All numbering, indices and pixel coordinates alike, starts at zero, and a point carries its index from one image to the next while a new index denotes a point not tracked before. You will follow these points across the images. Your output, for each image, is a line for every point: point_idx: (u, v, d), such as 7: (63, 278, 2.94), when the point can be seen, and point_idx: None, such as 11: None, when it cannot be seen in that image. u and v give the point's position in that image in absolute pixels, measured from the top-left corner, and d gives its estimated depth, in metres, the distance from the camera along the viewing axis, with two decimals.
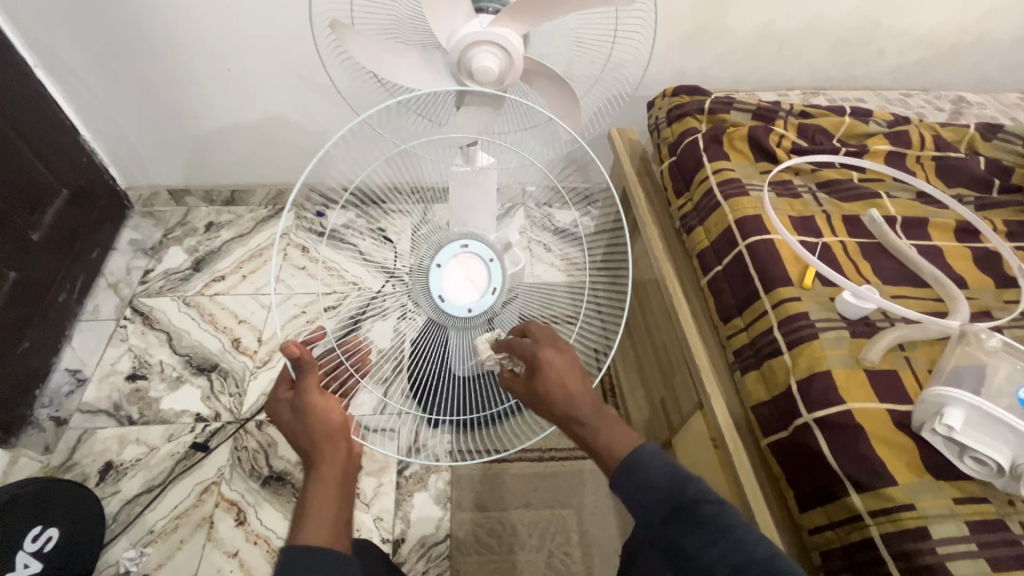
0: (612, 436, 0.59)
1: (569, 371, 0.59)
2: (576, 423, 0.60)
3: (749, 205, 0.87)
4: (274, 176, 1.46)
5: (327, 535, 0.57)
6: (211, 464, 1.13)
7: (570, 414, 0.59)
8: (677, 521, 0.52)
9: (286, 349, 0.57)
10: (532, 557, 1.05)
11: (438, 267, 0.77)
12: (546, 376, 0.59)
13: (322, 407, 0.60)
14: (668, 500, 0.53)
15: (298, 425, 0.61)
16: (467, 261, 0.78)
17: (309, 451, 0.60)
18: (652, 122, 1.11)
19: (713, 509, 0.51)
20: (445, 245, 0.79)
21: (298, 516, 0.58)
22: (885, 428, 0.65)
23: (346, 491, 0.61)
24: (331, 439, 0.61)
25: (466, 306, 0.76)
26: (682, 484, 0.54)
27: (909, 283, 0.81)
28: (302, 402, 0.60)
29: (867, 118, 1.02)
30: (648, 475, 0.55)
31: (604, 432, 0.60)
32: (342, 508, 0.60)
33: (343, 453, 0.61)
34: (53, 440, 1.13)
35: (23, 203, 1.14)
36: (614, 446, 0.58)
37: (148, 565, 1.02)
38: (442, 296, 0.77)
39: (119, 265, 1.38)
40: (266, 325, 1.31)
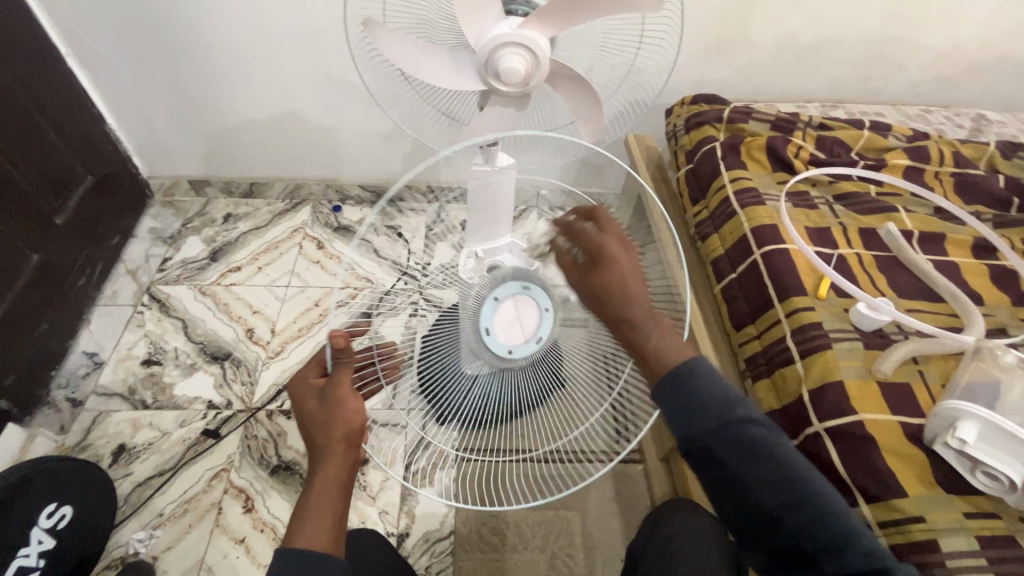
0: (662, 341, 0.55)
1: (632, 275, 0.56)
2: (626, 322, 0.56)
3: (765, 214, 0.87)
4: (292, 170, 1.48)
5: (324, 542, 0.57)
6: (222, 450, 1.14)
7: (625, 315, 0.55)
8: (722, 445, 0.53)
9: (332, 340, 0.60)
10: (535, 558, 1.06)
11: (494, 301, 0.70)
12: (608, 267, 0.56)
13: (350, 404, 0.60)
14: (716, 417, 0.53)
15: (320, 417, 0.60)
16: (525, 304, 0.70)
17: (320, 447, 0.59)
18: (670, 129, 1.12)
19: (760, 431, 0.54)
20: (506, 282, 0.71)
21: (299, 511, 0.59)
22: (896, 440, 0.65)
23: (346, 497, 0.60)
24: (346, 441, 0.59)
25: (508, 348, 0.70)
26: (731, 403, 0.54)
27: (925, 297, 0.81)
28: (332, 394, 0.60)
29: (886, 133, 1.02)
30: (701, 389, 0.54)
31: (655, 336, 0.55)
32: (340, 515, 0.59)
33: (352, 458, 0.60)
34: (69, 421, 1.15)
35: (48, 187, 1.16)
36: (663, 349, 0.55)
37: (157, 547, 1.03)
38: (488, 330, 0.70)
39: (138, 252, 1.41)
40: (279, 316, 1.33)
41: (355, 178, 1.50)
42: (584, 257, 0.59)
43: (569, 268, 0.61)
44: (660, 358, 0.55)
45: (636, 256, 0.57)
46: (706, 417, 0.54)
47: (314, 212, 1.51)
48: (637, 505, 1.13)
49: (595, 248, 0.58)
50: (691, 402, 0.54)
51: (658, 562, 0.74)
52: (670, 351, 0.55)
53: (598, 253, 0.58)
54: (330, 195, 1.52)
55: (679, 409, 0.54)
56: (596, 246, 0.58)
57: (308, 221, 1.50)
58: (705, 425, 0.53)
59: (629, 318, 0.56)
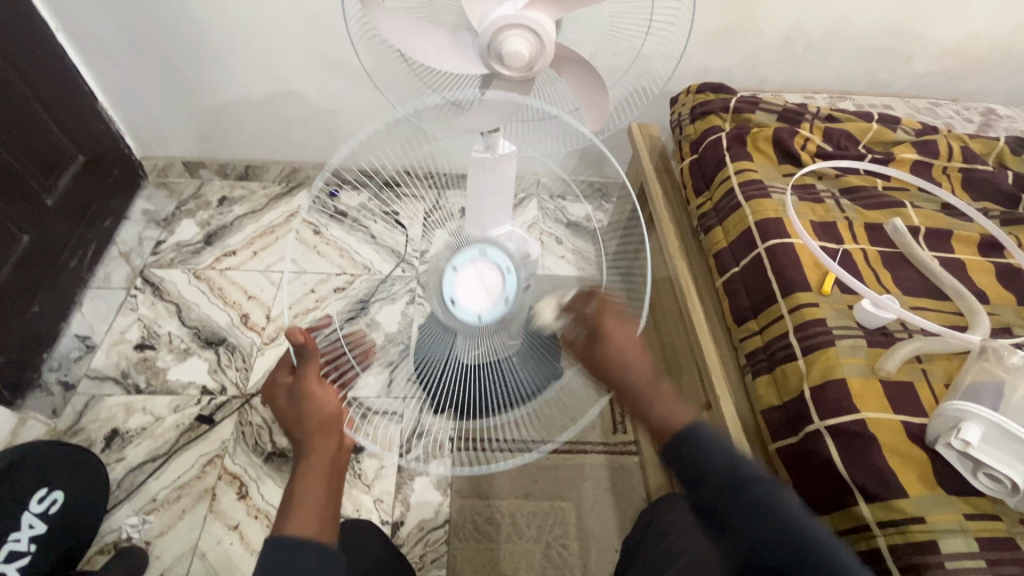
0: (668, 407, 0.64)
1: (631, 343, 0.64)
2: (639, 398, 0.64)
3: (770, 207, 0.86)
4: (290, 154, 1.46)
5: (310, 522, 0.64)
6: (215, 437, 1.13)
7: (646, 406, 0.64)
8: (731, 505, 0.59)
9: (292, 336, 0.66)
10: (529, 548, 1.06)
11: (453, 270, 0.71)
12: (610, 343, 0.64)
13: (319, 394, 0.68)
14: (719, 483, 0.59)
15: (295, 411, 0.68)
16: (484, 266, 0.71)
17: (301, 440, 0.68)
18: (675, 118, 1.11)
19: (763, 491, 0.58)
20: (464, 251, 0.73)
21: (291, 494, 0.67)
22: (898, 440, 0.64)
23: (336, 476, 0.69)
24: (320, 428, 0.68)
25: (476, 313, 0.69)
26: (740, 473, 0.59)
27: (929, 295, 0.80)
28: (302, 387, 0.68)
29: (895, 126, 1.00)
30: (702, 448, 0.61)
31: (663, 400, 0.64)
32: (327, 494, 0.67)
33: (332, 442, 0.69)
34: (60, 405, 1.14)
35: (38, 167, 1.14)
36: (671, 412, 0.63)
37: (150, 532, 1.03)
38: (453, 299, 0.70)
39: (131, 234, 1.38)
40: (275, 302, 1.31)
41: None
42: (584, 333, 0.67)
43: (572, 346, 0.69)
44: (663, 426, 0.63)
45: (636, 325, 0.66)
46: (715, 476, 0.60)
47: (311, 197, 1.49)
48: (633, 497, 1.13)
49: (595, 328, 0.65)
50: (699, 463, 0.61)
51: (654, 558, 0.74)
52: (675, 416, 0.63)
53: (597, 330, 0.65)
54: None
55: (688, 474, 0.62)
56: (591, 328, 0.66)
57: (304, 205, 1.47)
58: (712, 484, 0.60)
59: (636, 392, 0.64)
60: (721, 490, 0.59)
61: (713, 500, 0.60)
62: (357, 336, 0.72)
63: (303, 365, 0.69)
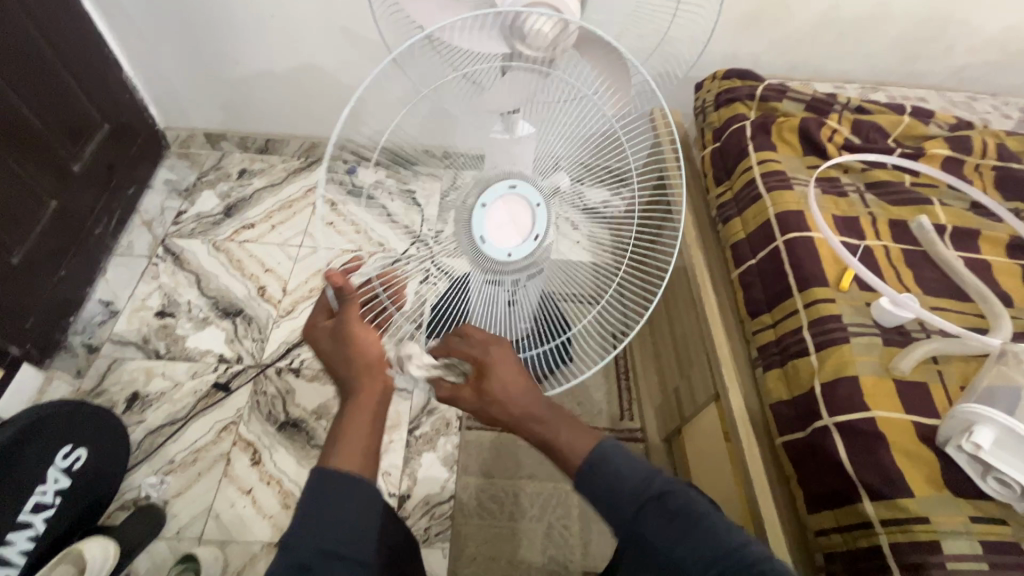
0: (571, 436, 0.56)
1: (505, 361, 0.55)
2: (527, 419, 0.56)
3: (792, 199, 0.84)
4: (309, 128, 1.47)
5: (358, 462, 0.58)
6: (231, 404, 1.17)
7: (526, 412, 0.56)
8: (653, 521, 0.52)
9: (329, 278, 0.60)
10: (532, 527, 1.08)
11: (482, 207, 0.70)
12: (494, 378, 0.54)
13: (364, 337, 0.59)
14: (634, 497, 0.53)
15: (337, 352, 0.60)
16: (514, 203, 0.70)
17: (347, 379, 0.60)
18: (699, 105, 1.09)
19: (678, 493, 0.53)
20: (494, 183, 0.71)
21: (333, 434, 0.60)
22: (907, 440, 0.64)
23: (380, 422, 0.61)
24: (370, 369, 0.60)
25: (507, 250, 0.69)
26: (650, 476, 0.54)
27: (951, 295, 0.78)
28: (345, 330, 0.59)
29: (927, 120, 0.97)
30: (615, 467, 0.54)
31: (563, 430, 0.57)
32: (374, 437, 0.60)
33: (379, 385, 0.60)
34: (84, 366, 1.18)
35: (65, 133, 1.15)
36: (574, 443, 0.56)
37: (167, 492, 1.07)
38: (484, 237, 0.70)
39: (153, 203, 1.41)
40: (292, 276, 1.33)
41: None
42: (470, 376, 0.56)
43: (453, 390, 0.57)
44: (568, 459, 0.56)
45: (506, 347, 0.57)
46: (627, 499, 0.53)
47: None
48: None
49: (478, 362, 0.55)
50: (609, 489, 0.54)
51: None
52: (582, 441, 0.56)
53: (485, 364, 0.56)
54: None
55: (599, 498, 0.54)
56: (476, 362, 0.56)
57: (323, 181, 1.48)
58: (628, 504, 0.53)
59: (525, 420, 0.56)
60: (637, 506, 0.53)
61: (631, 524, 0.53)
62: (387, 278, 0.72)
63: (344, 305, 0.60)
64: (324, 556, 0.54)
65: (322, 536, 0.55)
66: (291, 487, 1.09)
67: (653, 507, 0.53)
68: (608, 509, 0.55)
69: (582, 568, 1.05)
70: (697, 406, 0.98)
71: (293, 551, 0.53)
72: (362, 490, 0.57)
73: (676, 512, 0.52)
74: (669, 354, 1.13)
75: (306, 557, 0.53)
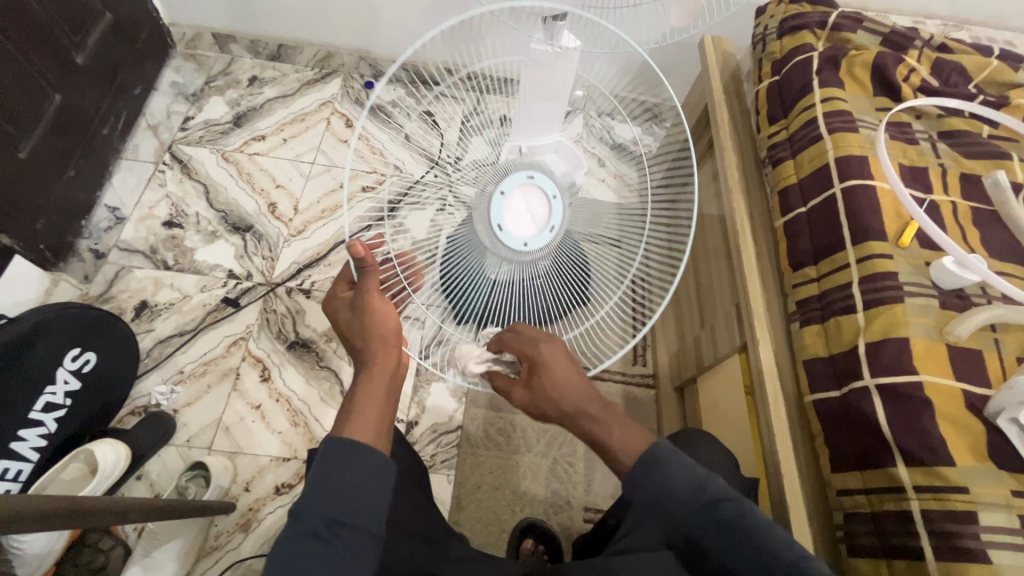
0: (625, 433, 0.56)
1: (556, 360, 0.57)
2: (580, 416, 0.57)
3: (856, 143, 0.76)
4: (324, 36, 1.34)
5: (370, 435, 0.54)
6: (241, 320, 1.15)
7: (577, 408, 0.57)
8: (709, 533, 0.50)
9: (350, 247, 0.56)
10: (537, 461, 1.08)
11: (501, 193, 0.66)
12: (550, 372, 0.57)
13: (379, 308, 0.58)
14: (693, 500, 0.51)
15: (355, 323, 0.59)
16: (534, 195, 0.66)
17: (362, 349, 0.59)
18: (758, 32, 0.97)
19: (737, 508, 0.50)
20: (511, 174, 0.68)
21: (345, 407, 0.56)
22: (953, 407, 0.60)
23: (391, 396, 0.58)
24: (384, 341, 0.58)
25: (523, 240, 0.65)
26: (704, 481, 0.51)
27: (1018, 260, 0.72)
28: (362, 300, 0.59)
29: (1017, 65, 0.86)
30: (667, 475, 0.51)
31: (615, 427, 0.56)
32: (384, 412, 0.57)
33: (394, 359, 0.59)
34: (92, 272, 1.15)
35: (67, 21, 1.03)
36: (625, 442, 0.55)
37: (178, 401, 1.08)
38: (500, 224, 0.65)
39: (160, 106, 1.33)
40: (304, 194, 1.27)
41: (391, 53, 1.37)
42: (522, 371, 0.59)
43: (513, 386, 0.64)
44: (595, 447, 0.57)
45: (559, 343, 0.58)
46: (681, 504, 0.51)
47: (345, 86, 1.39)
48: (644, 428, 1.13)
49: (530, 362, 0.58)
50: (661, 494, 0.51)
51: None
52: (630, 442, 0.55)
53: (537, 361, 0.57)
54: (362, 70, 1.40)
55: (651, 503, 0.52)
56: (528, 358, 0.58)
57: (338, 95, 1.38)
58: (683, 512, 0.51)
59: (569, 416, 0.58)
60: (697, 510, 0.50)
61: (685, 524, 0.51)
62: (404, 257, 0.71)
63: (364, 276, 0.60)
64: (331, 524, 0.49)
65: (333, 504, 0.49)
66: (300, 406, 1.09)
67: (707, 513, 0.50)
68: (655, 508, 0.52)
69: (584, 504, 1.06)
70: (718, 358, 0.95)
71: (303, 517, 0.49)
72: (374, 464, 0.52)
73: (726, 525, 0.50)
74: (692, 304, 1.10)
75: (315, 525, 0.49)
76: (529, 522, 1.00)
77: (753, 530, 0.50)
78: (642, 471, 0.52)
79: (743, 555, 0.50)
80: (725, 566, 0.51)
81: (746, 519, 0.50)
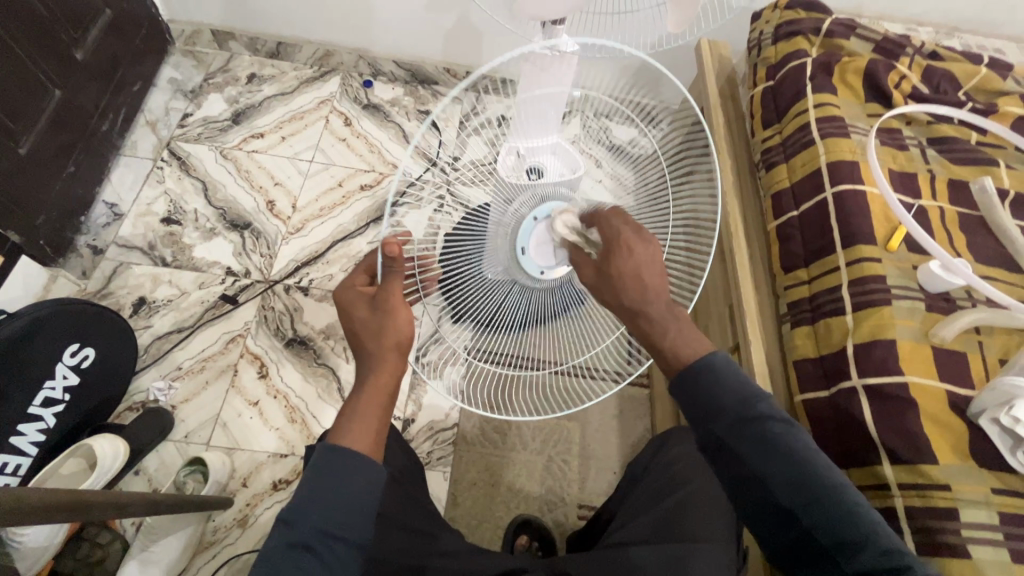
0: (682, 335, 0.52)
1: (650, 266, 0.52)
2: (643, 320, 0.52)
3: (848, 148, 0.78)
4: (323, 34, 1.35)
5: (368, 444, 0.54)
6: (239, 317, 1.16)
7: (641, 309, 0.51)
8: (747, 442, 0.49)
9: (385, 248, 0.53)
10: (533, 459, 1.10)
11: (533, 219, 0.66)
12: (629, 266, 0.51)
13: (402, 315, 0.56)
14: (736, 414, 0.49)
15: (371, 324, 0.56)
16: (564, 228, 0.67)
17: (370, 353, 0.56)
18: (753, 37, 0.98)
19: (781, 428, 0.49)
20: (547, 200, 0.67)
21: (346, 412, 0.55)
22: (937, 408, 0.62)
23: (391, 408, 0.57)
24: (399, 348, 0.56)
25: (540, 268, 0.67)
26: (751, 400, 0.50)
27: (1003, 265, 0.74)
28: (386, 302, 0.56)
29: (1005, 73, 0.88)
30: (719, 388, 0.50)
31: (674, 330, 0.52)
32: (386, 420, 0.56)
33: (402, 367, 0.57)
34: (90, 267, 1.16)
35: (67, 17, 1.03)
36: (686, 341, 0.52)
37: (176, 397, 1.08)
38: (524, 249, 0.67)
39: (158, 103, 1.33)
40: (302, 192, 1.28)
41: (390, 52, 1.38)
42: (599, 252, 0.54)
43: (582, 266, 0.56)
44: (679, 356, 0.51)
45: (656, 250, 0.52)
46: (727, 415, 0.50)
47: (343, 85, 1.40)
48: (638, 426, 1.15)
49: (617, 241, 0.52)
50: (710, 400, 0.50)
51: (656, 486, 0.75)
52: (691, 342, 0.52)
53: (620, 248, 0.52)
54: (361, 68, 1.40)
55: (696, 404, 0.51)
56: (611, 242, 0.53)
57: (336, 94, 1.39)
58: (731, 419, 0.49)
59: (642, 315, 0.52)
60: (738, 422, 0.49)
61: (724, 438, 0.50)
62: (427, 260, 0.69)
63: (388, 280, 0.56)
64: (323, 537, 0.50)
65: (325, 516, 0.50)
66: (297, 403, 1.10)
67: (751, 430, 0.49)
68: (701, 417, 0.51)
69: (578, 501, 1.07)
70: None
71: (293, 526, 0.49)
72: (372, 473, 0.53)
73: (767, 437, 0.49)
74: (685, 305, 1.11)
75: (306, 538, 0.49)
76: (523, 519, 1.02)
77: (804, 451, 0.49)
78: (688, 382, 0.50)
79: (791, 477, 0.49)
80: (759, 478, 0.49)
81: (785, 435, 0.48)
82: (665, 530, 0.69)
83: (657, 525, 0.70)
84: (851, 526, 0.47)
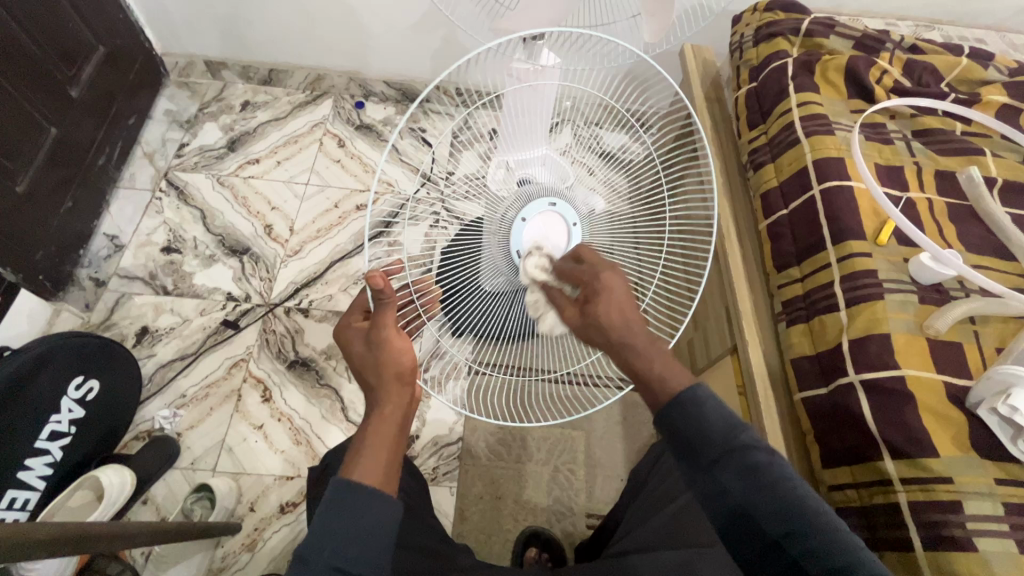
0: (670, 367, 0.49)
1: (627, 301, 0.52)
2: (626, 348, 0.50)
3: (833, 145, 0.78)
4: (315, 58, 1.37)
5: (378, 476, 0.51)
6: (240, 342, 1.17)
7: (624, 337, 0.50)
8: (733, 470, 0.46)
9: (371, 281, 0.53)
10: (539, 470, 1.10)
11: (523, 221, 0.65)
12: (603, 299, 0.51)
13: (398, 344, 0.57)
14: (721, 445, 0.46)
15: (369, 358, 0.57)
16: (555, 222, 0.65)
17: (372, 386, 0.57)
18: (735, 40, 0.99)
19: (767, 457, 0.46)
20: (533, 200, 0.67)
21: (354, 447, 0.53)
22: (935, 400, 0.62)
23: (401, 439, 0.56)
24: (399, 378, 0.57)
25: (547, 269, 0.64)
26: (736, 430, 0.47)
27: (995, 253, 0.74)
28: (380, 333, 0.57)
29: (987, 62, 0.88)
30: (704, 416, 0.47)
31: (659, 359, 0.49)
32: (396, 452, 0.54)
33: (407, 396, 0.57)
34: (93, 300, 1.17)
35: (61, 56, 1.06)
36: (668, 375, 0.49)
37: (181, 424, 1.09)
38: (521, 251, 0.65)
39: (155, 134, 1.35)
40: (299, 214, 1.30)
41: (380, 73, 1.39)
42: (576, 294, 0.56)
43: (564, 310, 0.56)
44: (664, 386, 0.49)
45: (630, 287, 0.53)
46: (713, 446, 0.46)
47: (336, 107, 1.42)
48: (642, 431, 1.15)
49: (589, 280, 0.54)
50: (698, 433, 0.47)
51: (658, 495, 0.75)
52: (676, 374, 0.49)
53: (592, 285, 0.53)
54: (352, 90, 1.42)
55: (679, 437, 0.48)
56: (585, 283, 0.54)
57: (329, 116, 1.41)
58: (713, 452, 0.46)
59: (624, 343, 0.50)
60: (721, 454, 0.46)
61: (708, 467, 0.47)
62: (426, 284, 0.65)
63: (380, 310, 0.57)
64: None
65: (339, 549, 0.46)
66: (301, 424, 1.10)
67: (736, 459, 0.46)
68: (682, 450, 0.48)
69: (586, 510, 1.07)
70: (711, 359, 0.96)
71: (309, 565, 0.45)
72: (386, 508, 0.49)
73: (753, 467, 0.45)
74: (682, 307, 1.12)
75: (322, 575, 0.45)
76: (533, 531, 1.01)
77: (784, 482, 0.46)
78: (674, 411, 0.47)
79: (778, 504, 0.45)
80: (744, 507, 0.46)
81: (770, 466, 0.45)
82: (671, 535, 0.69)
83: (662, 531, 0.70)
84: (839, 554, 0.44)
